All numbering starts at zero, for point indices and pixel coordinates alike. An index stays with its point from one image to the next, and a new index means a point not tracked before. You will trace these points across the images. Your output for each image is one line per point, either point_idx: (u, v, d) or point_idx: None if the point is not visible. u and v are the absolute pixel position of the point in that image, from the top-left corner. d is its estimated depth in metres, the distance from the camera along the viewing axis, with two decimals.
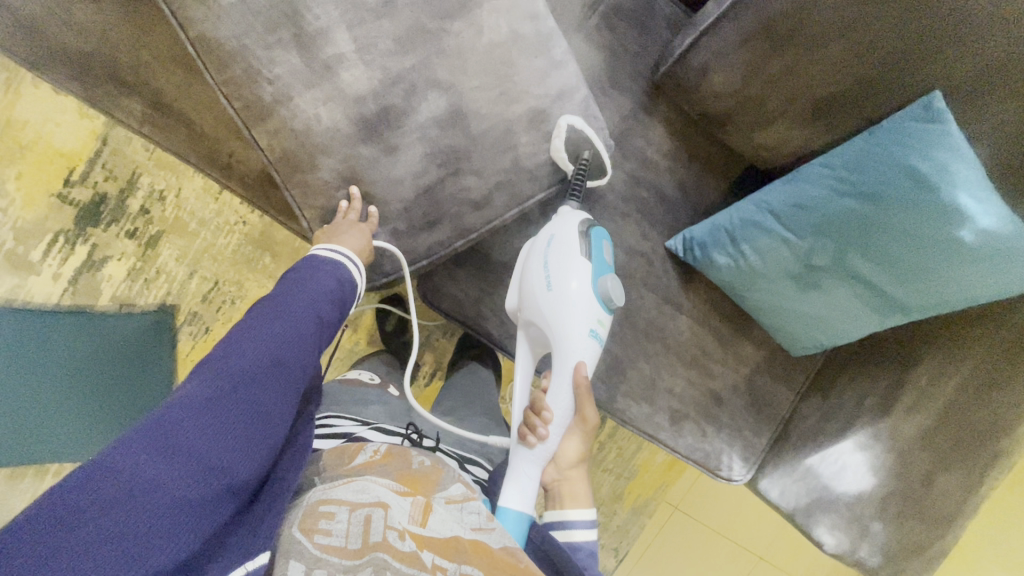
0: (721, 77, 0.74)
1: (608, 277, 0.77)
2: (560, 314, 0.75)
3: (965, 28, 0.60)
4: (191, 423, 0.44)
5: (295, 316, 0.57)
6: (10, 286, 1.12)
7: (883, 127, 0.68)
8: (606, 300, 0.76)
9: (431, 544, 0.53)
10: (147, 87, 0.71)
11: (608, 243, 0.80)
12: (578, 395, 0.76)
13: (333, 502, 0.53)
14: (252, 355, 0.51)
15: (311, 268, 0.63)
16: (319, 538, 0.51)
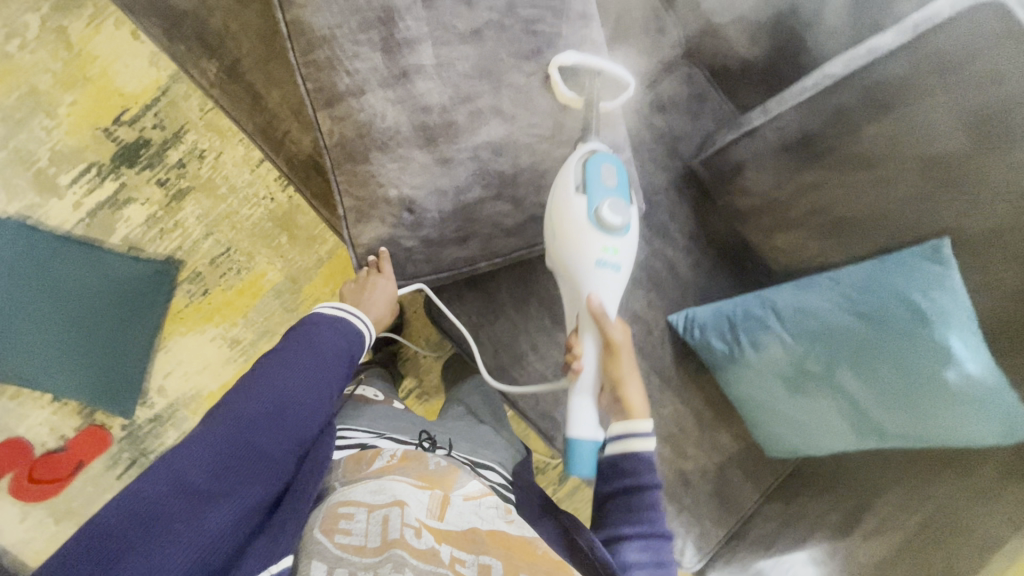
0: (754, 175, 0.79)
1: (603, 202, 0.66)
2: (566, 261, 0.69)
3: (982, 186, 0.62)
4: (199, 469, 0.55)
5: (303, 368, 0.67)
6: (31, 202, 1.15)
7: (893, 256, 0.70)
8: (604, 225, 0.66)
9: (449, 538, 0.57)
10: (229, 53, 0.78)
11: (609, 165, 0.68)
12: (595, 323, 0.71)
13: (352, 504, 0.58)
14: (254, 403, 0.62)
15: (317, 323, 0.73)
16: (339, 538, 0.54)
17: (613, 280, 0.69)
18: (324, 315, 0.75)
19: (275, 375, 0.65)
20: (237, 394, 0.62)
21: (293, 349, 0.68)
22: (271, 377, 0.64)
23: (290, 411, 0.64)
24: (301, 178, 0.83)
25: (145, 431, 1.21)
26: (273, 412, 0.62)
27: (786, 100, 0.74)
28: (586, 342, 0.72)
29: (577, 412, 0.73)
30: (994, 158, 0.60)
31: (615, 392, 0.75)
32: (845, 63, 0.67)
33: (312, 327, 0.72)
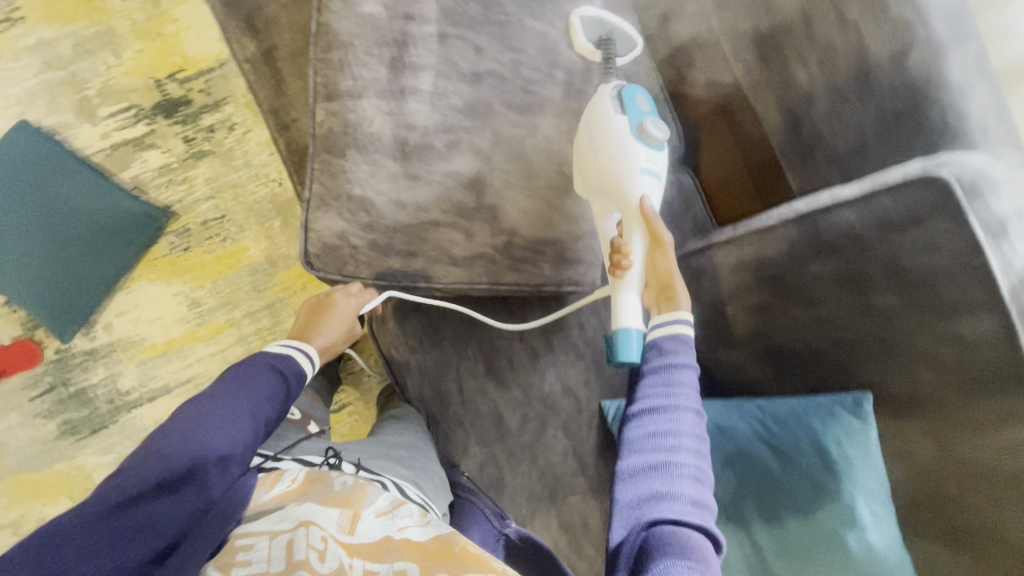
0: (710, 284, 0.78)
1: (647, 119, 0.72)
2: (616, 170, 0.71)
3: (911, 351, 0.61)
4: (91, 527, 0.55)
5: (214, 427, 0.63)
6: (66, 121, 1.24)
7: (818, 397, 0.69)
8: (647, 136, 0.71)
9: (359, 550, 0.57)
10: (269, 38, 0.86)
11: (643, 97, 0.74)
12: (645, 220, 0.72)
13: (252, 536, 0.57)
14: (164, 461, 0.59)
15: (261, 369, 0.69)
16: (237, 571, 0.54)
17: (657, 188, 0.73)
18: (268, 353, 0.72)
19: (193, 428, 0.62)
20: (153, 447, 0.60)
21: (226, 402, 0.65)
22: (176, 438, 0.61)
23: (196, 471, 0.60)
24: (294, 163, 0.88)
25: (75, 361, 1.24)
26: (174, 471, 0.59)
27: (753, 223, 0.74)
28: (635, 241, 0.72)
29: (623, 307, 0.73)
30: (924, 326, 0.59)
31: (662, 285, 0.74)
32: (810, 201, 0.69)
33: (239, 376, 0.68)
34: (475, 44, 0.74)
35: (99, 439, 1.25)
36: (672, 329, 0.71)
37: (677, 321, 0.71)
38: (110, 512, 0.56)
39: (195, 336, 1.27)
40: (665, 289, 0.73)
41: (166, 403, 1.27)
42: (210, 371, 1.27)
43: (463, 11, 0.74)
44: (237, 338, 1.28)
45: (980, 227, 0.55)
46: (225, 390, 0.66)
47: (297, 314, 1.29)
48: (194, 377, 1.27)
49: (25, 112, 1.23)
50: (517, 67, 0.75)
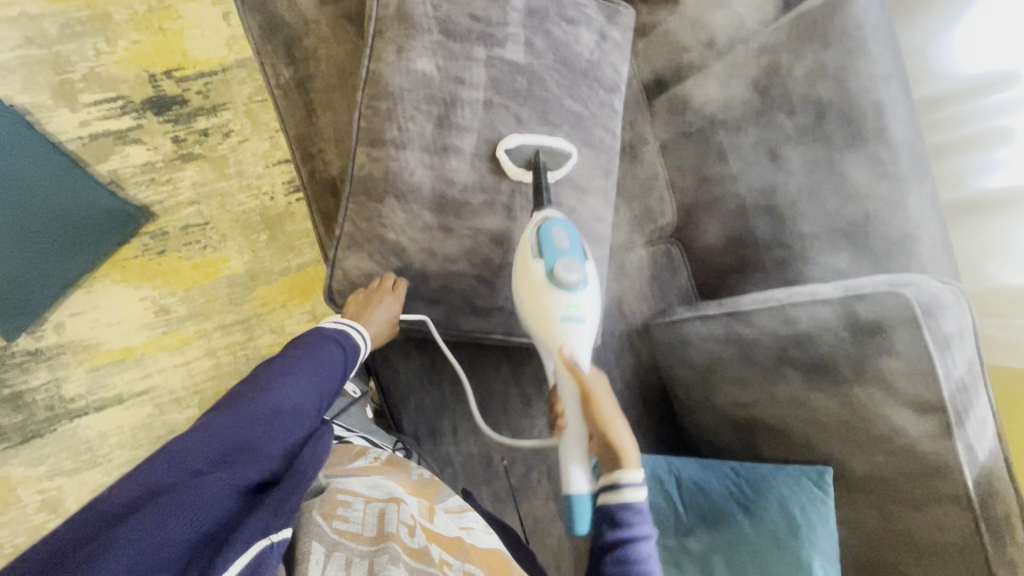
0: (696, 352, 0.87)
1: (559, 263, 0.72)
2: (540, 320, 0.73)
3: (867, 435, 0.72)
4: (199, 455, 0.56)
5: (294, 387, 0.67)
6: (41, 102, 1.15)
7: (786, 467, 0.78)
8: (560, 281, 0.72)
9: (438, 540, 0.61)
10: (306, 70, 0.87)
11: (561, 231, 0.74)
12: (568, 374, 0.73)
13: (348, 494, 0.63)
14: (256, 405, 0.63)
15: (322, 343, 0.74)
16: (336, 524, 0.59)
17: (582, 330, 0.74)
18: (327, 329, 0.75)
19: (275, 381, 0.66)
20: (243, 395, 0.64)
21: (300, 365, 0.70)
22: (259, 393, 0.64)
23: (280, 415, 0.64)
24: (314, 193, 0.88)
25: (13, 362, 1.14)
26: (266, 412, 0.63)
27: (738, 304, 0.84)
28: (568, 395, 0.74)
29: (573, 474, 0.74)
30: (879, 416, 0.71)
31: (602, 438, 0.73)
32: (791, 293, 0.81)
33: (302, 351, 0.72)
34: (516, 115, 0.80)
35: (32, 448, 1.14)
36: (620, 499, 0.69)
37: (627, 484, 0.70)
38: (215, 437, 0.58)
39: (159, 345, 1.20)
40: (611, 450, 0.72)
41: (115, 414, 1.18)
42: (171, 383, 1.21)
43: (510, 82, 0.79)
44: (204, 352, 1.23)
45: (931, 343, 0.67)
46: (293, 359, 0.70)
47: (272, 331, 1.26)
48: (151, 389, 1.20)
49: None
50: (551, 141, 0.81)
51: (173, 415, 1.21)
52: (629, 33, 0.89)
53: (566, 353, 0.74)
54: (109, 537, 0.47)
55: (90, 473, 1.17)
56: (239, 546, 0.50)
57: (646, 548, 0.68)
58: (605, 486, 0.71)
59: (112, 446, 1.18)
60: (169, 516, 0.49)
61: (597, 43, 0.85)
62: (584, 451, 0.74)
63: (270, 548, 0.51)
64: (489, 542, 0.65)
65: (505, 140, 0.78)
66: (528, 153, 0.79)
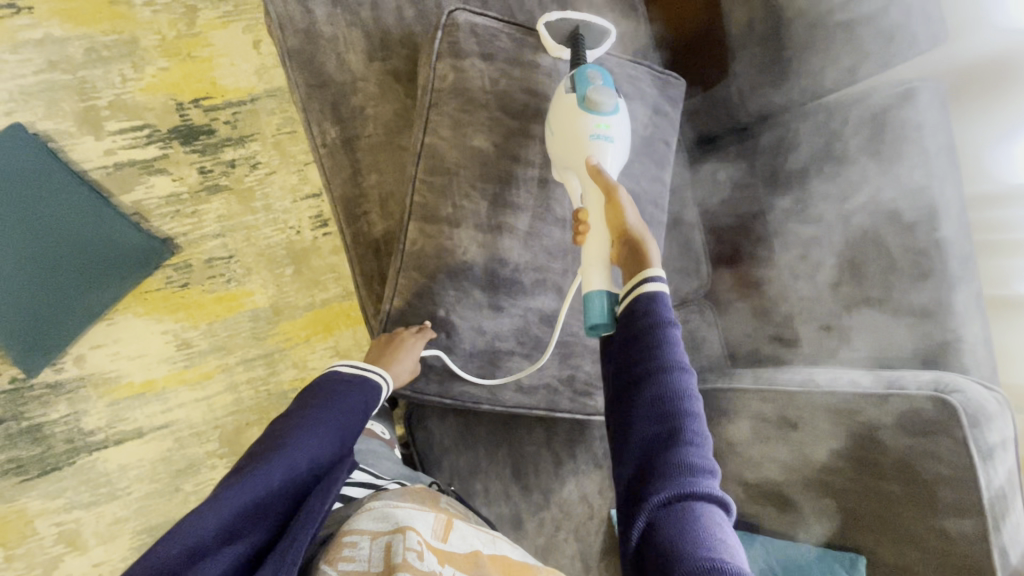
0: (731, 428, 0.88)
1: (592, 90, 0.71)
2: (566, 136, 0.72)
3: (902, 529, 0.74)
4: (214, 517, 0.56)
5: (299, 439, 0.66)
6: (65, 130, 1.12)
7: (818, 550, 0.81)
8: (590, 95, 0.71)
9: (454, 562, 0.58)
10: (352, 129, 0.86)
11: (596, 71, 0.74)
12: (591, 183, 0.70)
13: (355, 532, 0.58)
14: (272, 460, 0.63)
15: (343, 390, 0.74)
16: (342, 566, 0.55)
17: (611, 149, 0.72)
18: (343, 372, 0.76)
19: (294, 432, 0.66)
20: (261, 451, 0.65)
21: (319, 414, 0.69)
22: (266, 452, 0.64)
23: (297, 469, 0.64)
24: (357, 254, 0.87)
25: (32, 395, 1.12)
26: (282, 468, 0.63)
27: (775, 382, 0.85)
28: (592, 204, 0.70)
29: (591, 275, 0.69)
30: (919, 516, 0.73)
31: (624, 245, 0.67)
32: (831, 378, 0.81)
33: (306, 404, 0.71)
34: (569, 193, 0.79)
35: (49, 481, 1.13)
36: (643, 291, 0.63)
37: (649, 277, 0.64)
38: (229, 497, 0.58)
39: (180, 379, 1.19)
40: (632, 249, 0.67)
41: (134, 448, 1.17)
42: (192, 417, 1.20)
43: (557, 59, 0.79)
44: (226, 386, 1.21)
45: (976, 454, 0.69)
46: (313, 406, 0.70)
47: (295, 366, 1.25)
48: (171, 423, 1.19)
49: (17, 112, 1.11)
50: None
51: (193, 449, 1.20)
52: (679, 106, 0.88)
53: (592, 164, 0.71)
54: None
55: (108, 506, 1.16)
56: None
57: (672, 337, 0.62)
58: (626, 292, 0.65)
59: (131, 480, 1.17)
60: None
61: (649, 118, 0.85)
62: (606, 256, 0.70)
63: None
64: (507, 552, 0.64)
65: (545, 16, 0.78)
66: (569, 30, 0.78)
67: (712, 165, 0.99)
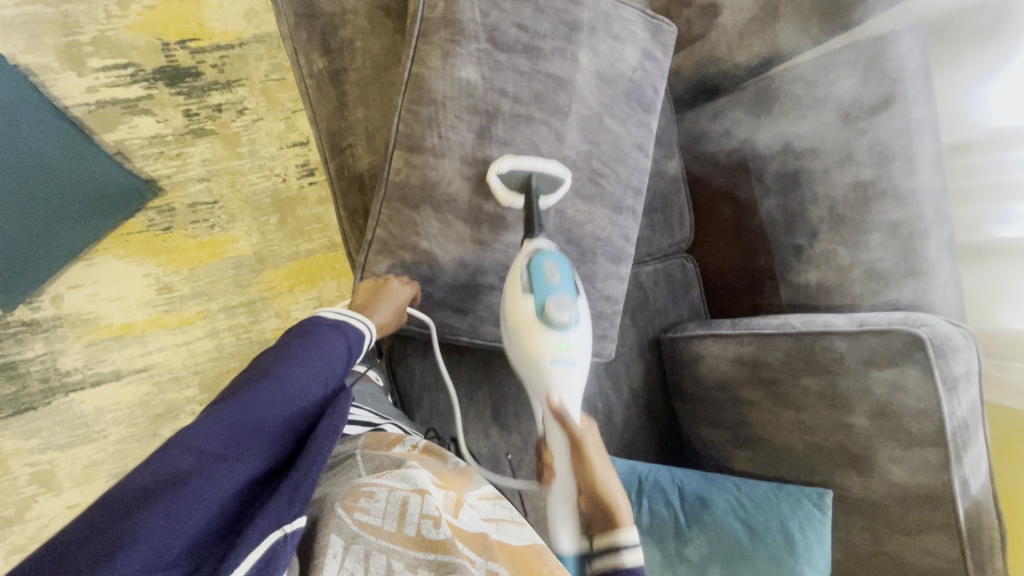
0: (707, 371, 0.90)
1: (552, 300, 0.70)
2: (528, 367, 0.72)
3: (868, 462, 0.76)
4: (210, 443, 0.53)
5: (304, 374, 0.63)
6: (46, 64, 1.10)
7: (789, 488, 0.82)
8: (549, 318, 0.70)
9: (462, 538, 0.59)
10: (340, 62, 0.85)
11: (553, 267, 0.72)
12: (557, 425, 0.72)
13: (374, 486, 0.60)
14: (270, 394, 0.59)
15: (337, 327, 0.69)
16: (357, 515, 0.57)
17: (571, 374, 0.71)
18: (325, 317, 0.70)
19: (292, 367, 0.62)
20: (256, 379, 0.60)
21: (317, 350, 0.65)
22: (268, 379, 0.60)
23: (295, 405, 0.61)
24: (341, 188, 0.87)
25: (8, 332, 1.11)
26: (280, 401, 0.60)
27: (753, 327, 0.87)
28: (558, 450, 0.72)
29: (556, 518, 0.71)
30: (884, 449, 0.75)
31: (593, 493, 0.70)
32: (805, 321, 0.83)
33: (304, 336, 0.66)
34: (555, 129, 0.80)
35: (23, 421, 1.12)
36: (620, 564, 0.62)
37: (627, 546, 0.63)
38: (224, 427, 0.55)
39: (161, 323, 1.18)
40: (604, 511, 0.68)
41: (112, 391, 1.16)
42: (172, 362, 1.19)
43: (512, 207, 0.77)
44: (207, 332, 1.21)
45: (941, 384, 0.71)
46: (308, 339, 0.66)
47: (277, 315, 1.24)
48: (150, 367, 1.18)
49: None
50: (589, 157, 0.82)
51: (172, 394, 1.19)
52: (669, 53, 0.89)
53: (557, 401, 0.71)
54: (121, 531, 0.44)
55: (83, 449, 1.15)
56: (253, 541, 0.48)
57: None
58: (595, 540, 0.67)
59: (108, 423, 1.16)
60: (179, 512, 0.47)
61: (637, 61, 0.86)
62: (571, 507, 0.71)
63: (283, 540, 0.50)
64: (516, 536, 0.63)
65: (495, 164, 0.76)
66: (520, 177, 0.76)
67: (699, 118, 1.00)
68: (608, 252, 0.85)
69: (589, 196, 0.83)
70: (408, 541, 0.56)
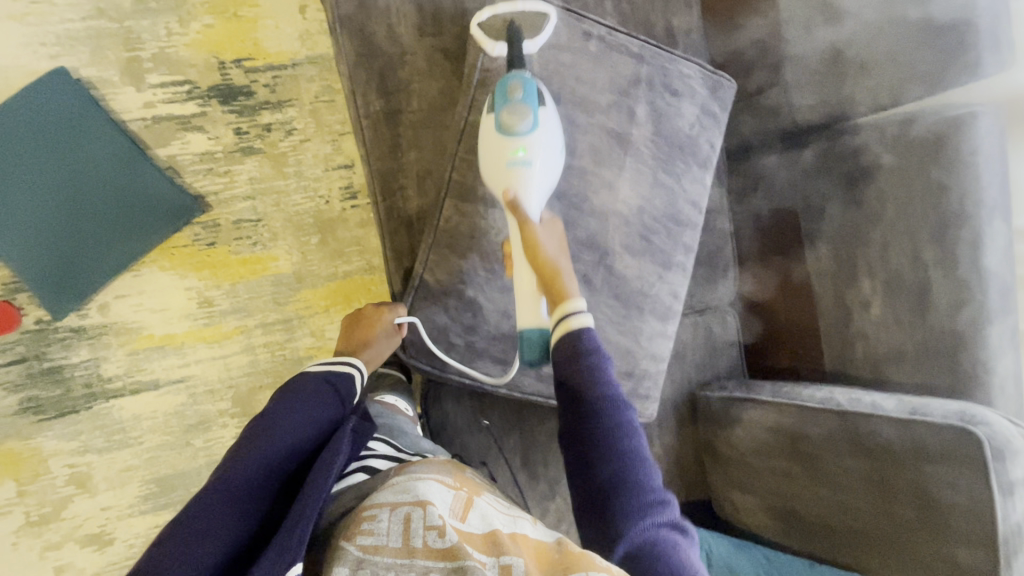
0: (743, 436, 0.88)
1: (506, 112, 0.69)
2: (485, 167, 0.72)
3: (907, 551, 0.75)
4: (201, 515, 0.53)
5: (291, 429, 0.63)
6: (107, 78, 1.13)
7: (822, 567, 0.82)
8: (505, 115, 0.70)
9: (469, 539, 0.53)
10: (397, 103, 0.85)
11: (518, 81, 0.71)
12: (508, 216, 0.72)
13: (375, 506, 0.54)
14: (257, 454, 0.59)
15: (324, 381, 0.70)
16: (361, 540, 0.51)
17: (531, 174, 0.71)
18: (314, 371, 0.72)
19: (277, 424, 0.63)
20: (246, 444, 0.61)
21: (302, 405, 0.66)
22: (258, 439, 0.60)
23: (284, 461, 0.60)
24: (389, 229, 0.87)
25: (56, 337, 1.14)
26: (268, 460, 0.59)
27: (795, 397, 0.85)
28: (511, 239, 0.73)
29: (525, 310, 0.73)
30: (929, 542, 0.73)
31: (549, 284, 0.70)
32: (851, 398, 0.81)
33: (297, 394, 0.67)
34: (609, 188, 0.79)
35: (65, 423, 1.15)
36: (569, 329, 0.68)
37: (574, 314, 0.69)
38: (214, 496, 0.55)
39: (199, 336, 1.20)
40: (551, 286, 0.70)
41: (149, 399, 1.19)
42: (209, 375, 1.21)
43: (496, 57, 0.76)
44: (243, 347, 1.23)
45: (996, 488, 0.68)
46: (293, 396, 0.67)
47: (312, 334, 1.26)
48: (187, 379, 1.21)
49: (61, 55, 1.11)
50: (640, 216, 0.81)
51: (206, 406, 1.22)
52: (727, 109, 0.87)
53: (511, 195, 0.71)
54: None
55: (120, 453, 1.18)
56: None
57: None
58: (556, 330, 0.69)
59: (144, 430, 1.19)
60: None
61: (697, 120, 0.84)
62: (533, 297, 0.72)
63: None
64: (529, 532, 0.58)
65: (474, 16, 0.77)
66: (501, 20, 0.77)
67: (752, 173, 0.98)
68: (654, 312, 0.84)
69: (638, 256, 0.81)
70: (417, 555, 0.50)
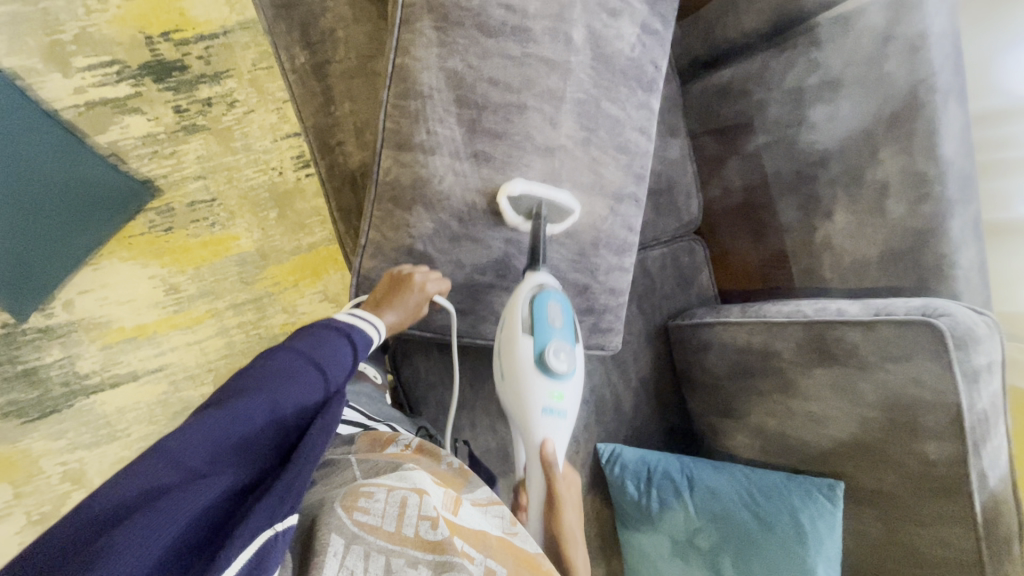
0: (714, 358, 0.88)
1: (551, 346, 0.70)
2: (514, 395, 0.72)
3: (880, 452, 0.75)
4: (197, 450, 0.48)
5: (301, 379, 0.59)
6: (30, 66, 1.08)
7: (800, 477, 0.81)
8: (546, 358, 0.70)
9: (460, 533, 0.55)
10: (322, 54, 0.81)
11: (557, 309, 0.71)
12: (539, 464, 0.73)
13: (372, 484, 0.54)
14: (263, 398, 0.54)
15: (334, 331, 0.66)
16: (357, 514, 0.51)
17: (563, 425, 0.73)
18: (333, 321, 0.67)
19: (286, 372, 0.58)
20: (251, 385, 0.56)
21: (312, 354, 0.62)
22: (265, 382, 0.56)
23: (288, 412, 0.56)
24: (333, 186, 0.84)
25: (25, 339, 1.13)
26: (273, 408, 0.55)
27: (764, 314, 0.84)
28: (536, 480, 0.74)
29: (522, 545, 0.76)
30: (899, 440, 0.73)
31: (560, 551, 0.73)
32: (818, 308, 0.80)
33: (307, 341, 0.63)
34: (550, 118, 0.75)
35: (50, 422, 1.16)
36: None
37: None
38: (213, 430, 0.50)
39: (170, 323, 1.19)
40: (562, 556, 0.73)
41: (130, 390, 1.19)
42: (186, 361, 1.21)
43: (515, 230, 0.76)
44: (217, 329, 1.22)
45: (960, 376, 0.68)
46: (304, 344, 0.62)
47: (284, 310, 1.24)
48: (165, 366, 1.20)
49: None
50: (586, 146, 0.78)
51: (188, 391, 1.21)
52: (669, 25, 0.83)
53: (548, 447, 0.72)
54: (100, 547, 0.39)
55: (109, 447, 1.18)
56: (242, 542, 0.43)
57: None
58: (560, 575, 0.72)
59: (130, 421, 1.19)
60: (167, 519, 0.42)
61: (637, 37, 0.80)
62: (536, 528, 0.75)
63: (274, 539, 0.45)
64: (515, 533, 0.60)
65: (507, 185, 0.73)
66: (533, 202, 0.74)
67: (706, 90, 0.94)
68: (610, 245, 0.82)
69: (588, 188, 0.79)
70: (407, 542, 0.51)
